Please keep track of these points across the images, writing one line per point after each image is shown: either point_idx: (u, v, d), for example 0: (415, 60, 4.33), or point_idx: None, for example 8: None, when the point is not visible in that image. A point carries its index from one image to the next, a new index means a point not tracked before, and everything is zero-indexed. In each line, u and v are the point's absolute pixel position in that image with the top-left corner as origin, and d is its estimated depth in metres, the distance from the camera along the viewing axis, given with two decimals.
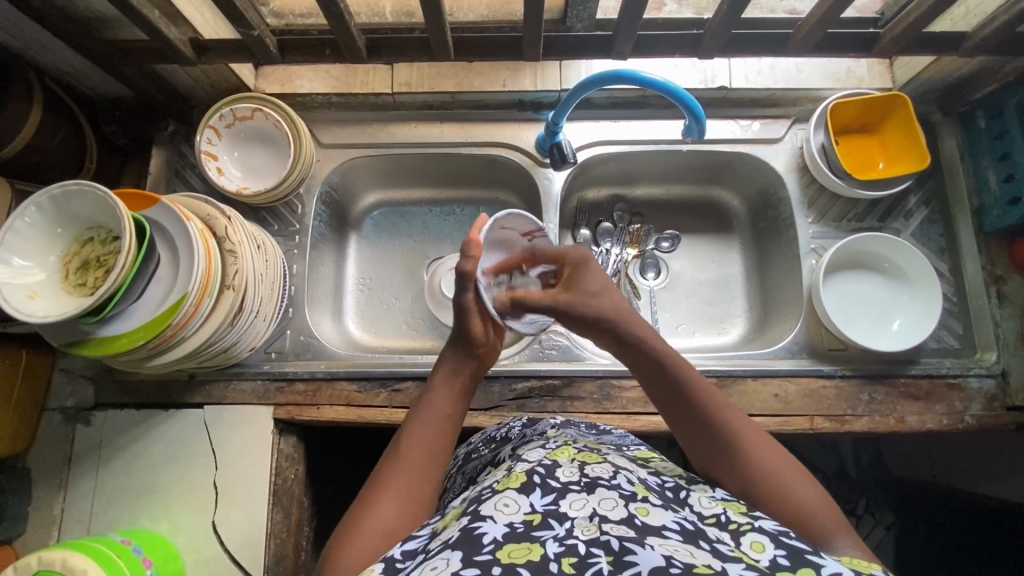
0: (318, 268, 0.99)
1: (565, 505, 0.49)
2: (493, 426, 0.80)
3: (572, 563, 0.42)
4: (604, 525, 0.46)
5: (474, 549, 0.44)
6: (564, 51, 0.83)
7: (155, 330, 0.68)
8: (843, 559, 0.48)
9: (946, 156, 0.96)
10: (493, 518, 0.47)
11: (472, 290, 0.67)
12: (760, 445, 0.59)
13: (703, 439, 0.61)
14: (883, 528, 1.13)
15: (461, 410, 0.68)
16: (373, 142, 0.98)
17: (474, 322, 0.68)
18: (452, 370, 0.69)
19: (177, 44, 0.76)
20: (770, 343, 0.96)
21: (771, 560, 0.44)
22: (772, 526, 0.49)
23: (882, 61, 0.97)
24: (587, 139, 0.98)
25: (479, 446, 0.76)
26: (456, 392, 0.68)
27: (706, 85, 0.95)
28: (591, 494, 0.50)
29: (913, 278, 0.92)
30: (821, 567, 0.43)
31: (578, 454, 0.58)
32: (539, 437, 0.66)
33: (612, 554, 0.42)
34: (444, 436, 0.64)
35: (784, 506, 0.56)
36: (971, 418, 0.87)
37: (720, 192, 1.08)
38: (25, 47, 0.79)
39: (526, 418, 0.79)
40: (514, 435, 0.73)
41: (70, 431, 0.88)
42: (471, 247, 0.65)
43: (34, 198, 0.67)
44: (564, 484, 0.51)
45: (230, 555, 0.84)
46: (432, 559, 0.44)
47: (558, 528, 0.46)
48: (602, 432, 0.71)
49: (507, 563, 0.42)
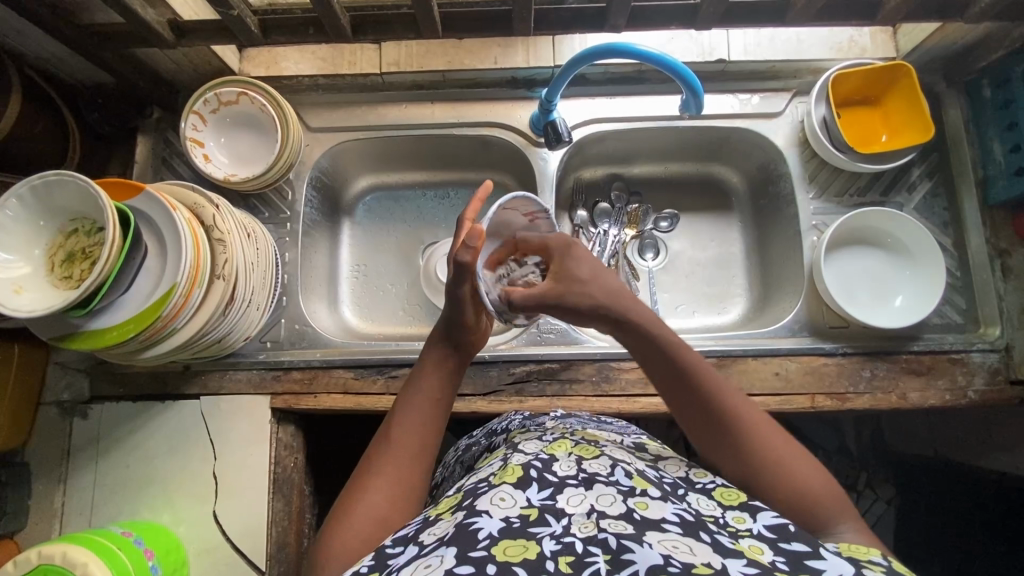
0: (312, 255, 0.97)
1: (563, 501, 0.48)
2: (495, 420, 0.79)
3: (568, 562, 0.42)
4: (602, 521, 0.46)
5: (470, 545, 0.44)
6: (557, 25, 0.80)
7: (145, 321, 0.67)
8: (840, 547, 0.49)
9: (951, 128, 0.94)
10: (489, 513, 0.47)
11: (470, 281, 0.65)
12: (767, 430, 0.58)
13: (710, 428, 0.59)
14: (884, 503, 1.13)
15: (450, 392, 0.67)
16: (363, 125, 0.96)
17: (465, 308, 0.68)
18: (443, 353, 0.68)
19: (154, 27, 0.73)
20: (771, 321, 0.95)
21: (771, 562, 0.44)
22: (770, 531, 0.48)
23: (885, 29, 0.94)
24: (583, 117, 0.95)
25: (479, 439, 0.76)
26: (445, 375, 0.67)
27: (704, 57, 0.92)
28: (589, 490, 0.49)
29: (914, 252, 0.90)
30: (822, 573, 0.43)
31: (575, 447, 0.57)
32: (537, 427, 0.67)
33: (611, 553, 0.42)
34: (434, 420, 0.64)
35: (790, 495, 0.55)
36: (974, 393, 0.86)
37: (719, 168, 1.06)
38: (2, 35, 0.77)
39: (526, 412, 0.78)
40: (513, 427, 0.72)
41: (67, 424, 0.88)
42: (473, 236, 0.62)
43: (15, 190, 0.65)
44: (562, 478, 0.51)
45: (232, 543, 0.84)
46: (426, 557, 0.44)
47: (555, 525, 0.46)
48: (602, 421, 0.73)
49: (502, 561, 0.42)
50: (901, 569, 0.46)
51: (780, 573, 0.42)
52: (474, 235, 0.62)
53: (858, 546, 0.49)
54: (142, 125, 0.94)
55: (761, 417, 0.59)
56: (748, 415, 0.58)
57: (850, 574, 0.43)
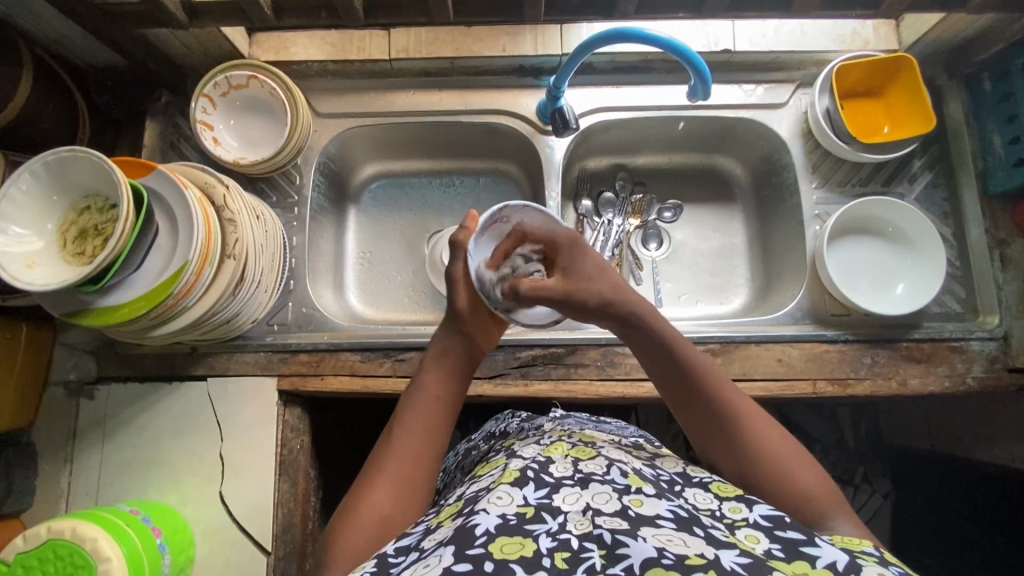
0: (319, 241, 0.98)
1: (558, 499, 0.50)
2: (494, 423, 0.83)
3: (565, 558, 0.44)
4: (597, 518, 0.47)
5: (467, 542, 0.45)
6: (566, 10, 0.83)
7: (156, 300, 0.68)
8: (836, 539, 0.51)
9: (952, 119, 0.95)
10: (487, 511, 0.48)
11: (462, 259, 0.73)
12: (754, 418, 0.60)
13: (707, 422, 0.61)
14: (880, 496, 1.16)
15: (455, 391, 0.68)
16: (371, 111, 0.97)
17: (460, 295, 0.71)
18: (444, 350, 0.70)
19: (168, 7, 0.73)
20: (774, 309, 0.96)
21: (766, 551, 0.45)
22: (766, 521, 0.49)
23: (888, 22, 0.95)
24: (591, 105, 0.96)
25: (479, 442, 0.80)
26: (448, 371, 0.68)
27: (709, 48, 0.93)
28: (585, 489, 0.51)
29: (916, 241, 0.91)
30: (816, 559, 0.44)
31: (572, 449, 0.59)
32: (536, 430, 0.69)
33: (605, 548, 0.44)
34: (438, 418, 0.64)
35: (776, 485, 0.56)
36: (973, 380, 0.87)
37: (722, 160, 1.07)
38: (12, 14, 0.77)
39: (525, 413, 0.81)
40: (513, 429, 0.75)
41: (74, 405, 0.88)
42: (469, 220, 0.75)
43: (29, 165, 0.65)
44: (558, 479, 0.52)
45: (238, 524, 0.84)
46: (426, 557, 0.45)
47: (552, 522, 0.47)
48: (602, 422, 0.76)
49: (500, 559, 0.43)
50: (891, 559, 0.47)
51: (774, 562, 0.43)
52: (471, 219, 0.75)
53: (851, 537, 0.51)
54: (151, 109, 0.94)
55: (762, 419, 0.60)
56: (745, 410, 0.60)
57: (844, 560, 0.44)
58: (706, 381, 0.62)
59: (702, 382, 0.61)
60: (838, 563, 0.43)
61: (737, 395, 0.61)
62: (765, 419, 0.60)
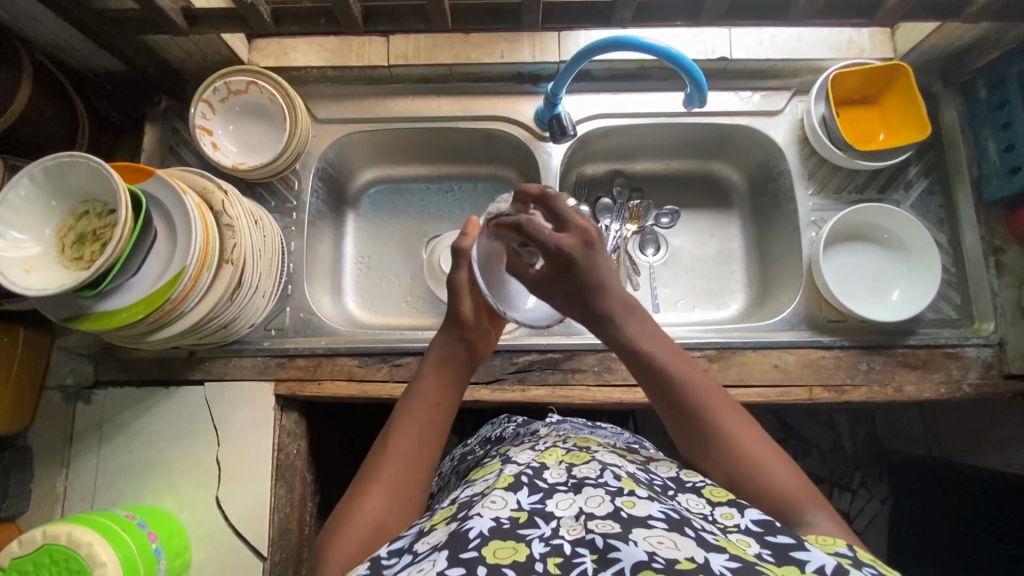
0: (317, 246, 0.98)
1: (552, 504, 0.50)
2: (491, 427, 0.83)
3: (557, 563, 0.44)
4: (590, 523, 0.47)
5: (461, 546, 0.45)
6: (564, 18, 0.83)
7: (153, 304, 0.68)
8: (809, 538, 0.51)
9: (947, 127, 0.95)
10: (481, 515, 0.48)
11: (464, 267, 0.73)
12: (741, 427, 0.59)
13: (690, 427, 0.60)
14: (878, 502, 1.13)
15: (452, 399, 0.68)
16: (370, 117, 0.97)
17: (464, 303, 0.72)
18: (443, 358, 0.70)
19: (169, 14, 0.74)
20: (770, 315, 0.97)
21: (757, 555, 0.45)
22: (757, 526, 0.49)
23: (884, 30, 0.96)
24: (588, 112, 0.97)
25: (474, 446, 0.80)
26: (446, 379, 0.69)
27: (706, 56, 0.93)
28: (578, 494, 0.51)
29: (912, 248, 0.92)
30: (805, 564, 0.44)
31: (566, 455, 0.59)
32: (531, 435, 0.69)
33: (597, 552, 0.44)
34: (435, 425, 0.65)
35: (761, 487, 0.56)
36: (968, 386, 0.87)
37: (719, 166, 1.08)
38: (12, 20, 0.77)
39: (521, 419, 0.81)
40: (508, 435, 0.75)
41: (71, 409, 0.88)
42: (471, 226, 0.77)
43: (28, 171, 0.65)
44: (552, 484, 0.53)
45: (234, 529, 0.84)
46: (419, 562, 0.45)
47: (545, 528, 0.47)
48: (597, 427, 0.76)
49: (493, 563, 0.43)
50: (866, 559, 0.47)
51: (764, 565, 0.43)
52: (471, 225, 0.77)
53: (825, 537, 0.51)
54: (151, 114, 0.95)
55: (744, 422, 0.60)
56: (726, 414, 0.60)
57: (831, 563, 0.44)
58: (694, 388, 0.61)
59: (684, 387, 0.61)
60: (826, 566, 0.44)
61: (719, 398, 0.61)
62: (746, 422, 0.60)
